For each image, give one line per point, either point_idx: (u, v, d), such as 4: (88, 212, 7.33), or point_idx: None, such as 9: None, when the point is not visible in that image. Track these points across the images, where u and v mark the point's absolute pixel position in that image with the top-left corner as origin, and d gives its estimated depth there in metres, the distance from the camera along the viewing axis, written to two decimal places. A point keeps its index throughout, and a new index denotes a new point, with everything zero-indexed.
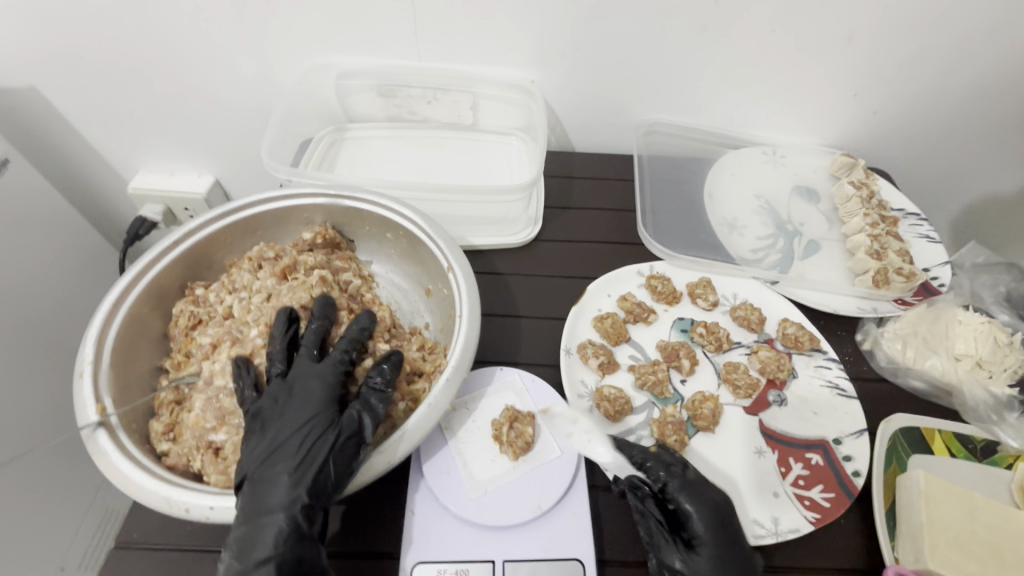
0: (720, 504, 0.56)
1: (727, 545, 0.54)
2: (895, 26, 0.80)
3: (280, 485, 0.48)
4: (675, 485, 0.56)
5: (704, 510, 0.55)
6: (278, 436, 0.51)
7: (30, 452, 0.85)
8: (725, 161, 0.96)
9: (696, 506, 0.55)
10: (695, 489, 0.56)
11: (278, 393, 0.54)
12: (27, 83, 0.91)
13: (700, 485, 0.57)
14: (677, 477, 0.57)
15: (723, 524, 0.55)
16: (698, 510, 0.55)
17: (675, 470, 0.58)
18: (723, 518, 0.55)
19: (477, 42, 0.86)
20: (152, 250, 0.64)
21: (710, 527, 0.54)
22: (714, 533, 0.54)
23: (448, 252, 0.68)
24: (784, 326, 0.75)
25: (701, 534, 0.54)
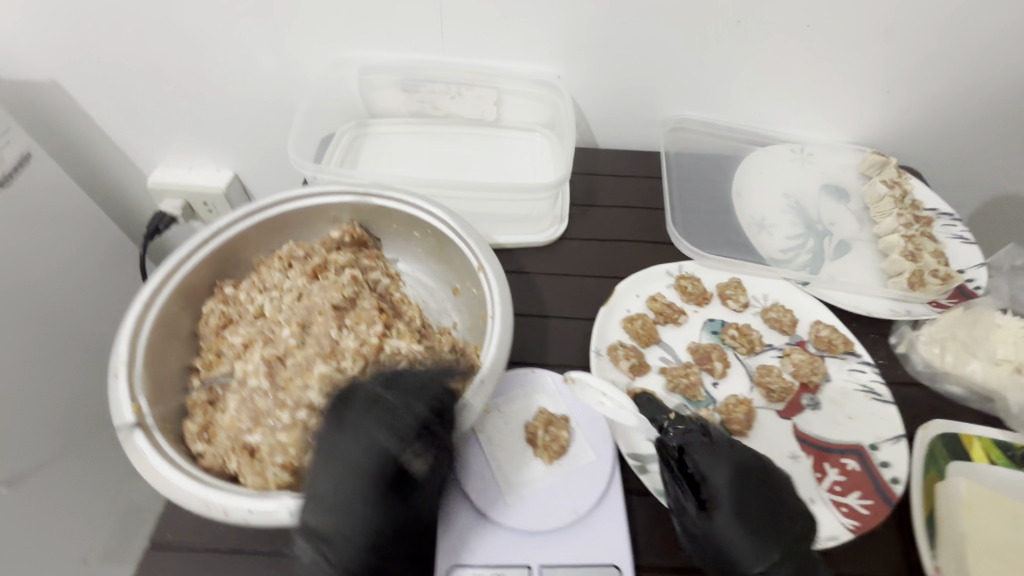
0: (738, 462, 0.53)
1: (747, 505, 0.50)
2: (934, 21, 0.78)
3: (353, 534, 0.46)
4: (691, 448, 0.54)
5: (720, 470, 0.52)
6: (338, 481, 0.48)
7: (54, 447, 0.86)
8: (753, 159, 0.95)
9: (711, 467, 0.53)
10: (711, 450, 0.54)
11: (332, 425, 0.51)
12: (49, 77, 0.90)
13: (718, 447, 0.54)
14: (694, 440, 0.55)
15: (741, 482, 0.51)
16: (714, 469, 0.52)
17: (690, 434, 0.55)
18: (743, 477, 0.52)
19: (503, 36, 0.84)
20: (183, 249, 0.64)
21: (725, 485, 0.51)
22: (730, 491, 0.51)
23: (478, 251, 0.67)
24: (817, 329, 0.74)
25: (719, 495, 0.51)
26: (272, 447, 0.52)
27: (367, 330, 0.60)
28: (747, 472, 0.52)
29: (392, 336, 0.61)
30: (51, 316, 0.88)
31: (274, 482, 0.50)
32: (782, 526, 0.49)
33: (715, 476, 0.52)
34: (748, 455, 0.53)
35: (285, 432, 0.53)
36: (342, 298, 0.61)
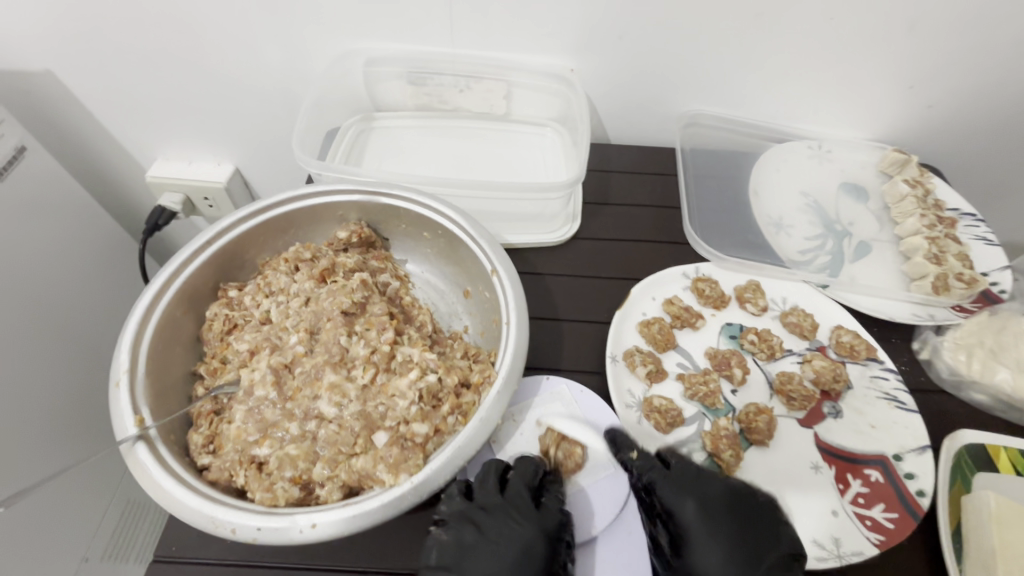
0: (702, 493, 0.56)
1: (715, 535, 0.53)
2: (965, 15, 0.75)
3: None
4: (656, 484, 0.57)
5: (686, 504, 0.55)
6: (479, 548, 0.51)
7: (52, 446, 0.84)
8: (770, 156, 0.92)
9: (676, 502, 0.55)
10: (674, 485, 0.56)
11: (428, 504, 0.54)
12: (43, 68, 0.87)
13: (680, 481, 0.57)
14: (658, 475, 0.57)
15: (707, 515, 0.54)
16: (680, 504, 0.55)
17: (653, 471, 0.57)
18: (707, 509, 0.55)
19: (514, 27, 0.81)
20: (184, 250, 0.62)
21: (693, 518, 0.54)
22: (698, 524, 0.54)
23: (491, 253, 0.65)
24: (838, 334, 0.72)
25: (688, 528, 0.54)
26: (281, 460, 0.50)
27: (377, 337, 0.57)
28: (713, 503, 0.55)
29: (403, 343, 0.59)
30: (43, 307, 0.85)
31: (283, 498, 0.49)
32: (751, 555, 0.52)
33: (681, 511, 0.55)
34: (710, 484, 0.56)
35: (293, 444, 0.52)
36: (351, 302, 0.58)
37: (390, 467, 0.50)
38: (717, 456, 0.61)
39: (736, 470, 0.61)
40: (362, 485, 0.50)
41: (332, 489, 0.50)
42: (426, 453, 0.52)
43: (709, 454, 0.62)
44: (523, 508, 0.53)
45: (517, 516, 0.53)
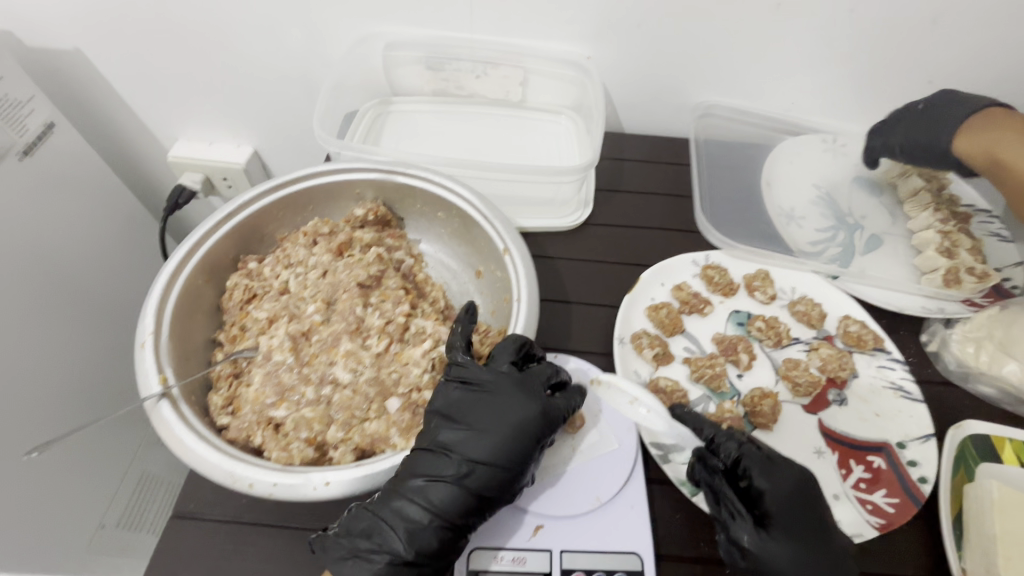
0: (803, 483, 0.53)
1: (805, 526, 0.52)
2: (986, 7, 0.74)
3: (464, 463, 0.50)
4: (749, 463, 0.54)
5: (780, 488, 0.53)
6: (457, 434, 0.51)
7: (74, 411, 0.86)
8: (784, 148, 0.92)
9: (771, 483, 0.53)
10: (770, 467, 0.54)
11: (471, 388, 0.54)
12: (72, 46, 0.90)
13: (775, 463, 0.54)
14: (751, 456, 0.55)
15: (801, 503, 0.52)
16: (774, 489, 0.53)
17: (747, 446, 0.55)
18: (799, 495, 0.53)
19: (531, 16, 0.83)
20: (207, 221, 0.64)
21: (785, 498, 0.52)
22: (791, 507, 0.52)
23: (504, 233, 0.66)
24: (846, 323, 0.72)
25: (775, 513, 0.52)
26: (297, 422, 0.53)
27: (392, 308, 0.60)
28: (803, 491, 0.53)
29: (418, 316, 0.61)
30: (63, 272, 0.86)
31: (299, 457, 0.51)
32: (825, 544, 0.51)
33: (774, 492, 0.53)
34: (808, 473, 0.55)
35: (309, 407, 0.54)
36: (366, 275, 0.61)
37: (403, 431, 0.54)
38: None
39: None
40: (374, 449, 0.53)
41: (345, 451, 0.52)
42: None
43: None
44: (531, 391, 0.53)
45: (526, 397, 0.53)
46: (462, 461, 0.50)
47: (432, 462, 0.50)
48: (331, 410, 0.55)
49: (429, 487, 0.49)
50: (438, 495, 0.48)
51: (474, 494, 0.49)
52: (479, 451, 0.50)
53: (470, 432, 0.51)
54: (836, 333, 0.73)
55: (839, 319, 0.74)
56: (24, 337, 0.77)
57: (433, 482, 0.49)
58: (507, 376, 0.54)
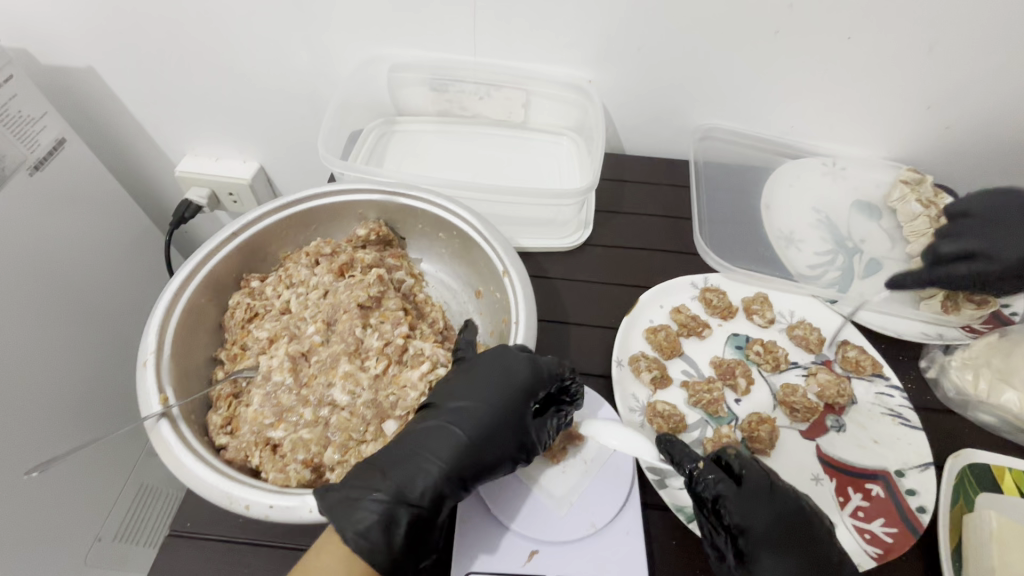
0: (784, 517, 0.52)
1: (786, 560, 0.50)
2: (982, 37, 0.75)
3: (464, 421, 0.53)
4: (726, 498, 0.53)
5: (758, 524, 0.52)
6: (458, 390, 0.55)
7: (74, 423, 0.86)
8: (783, 171, 0.93)
9: (749, 520, 0.52)
10: (743, 499, 0.53)
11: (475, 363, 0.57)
12: (86, 64, 0.91)
13: (755, 496, 0.53)
14: (727, 490, 0.53)
15: (782, 537, 0.51)
16: (753, 524, 0.52)
17: (724, 483, 0.53)
18: (779, 528, 0.52)
19: (534, 39, 0.84)
20: (211, 240, 0.65)
21: (763, 534, 0.52)
22: (770, 543, 0.51)
23: (503, 255, 0.67)
24: (844, 349, 0.72)
25: (755, 548, 0.51)
26: (294, 444, 0.53)
27: (392, 330, 0.61)
28: (786, 526, 0.52)
29: (416, 337, 0.62)
30: (64, 280, 0.86)
31: (295, 479, 0.52)
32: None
33: (752, 529, 0.52)
34: (793, 501, 0.53)
35: (306, 428, 0.55)
36: (366, 296, 0.62)
37: None
38: None
39: None
40: None
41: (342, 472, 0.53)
42: None
43: None
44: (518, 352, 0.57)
45: (513, 358, 0.56)
46: (462, 410, 0.53)
47: (434, 413, 0.54)
48: (327, 431, 0.55)
49: (430, 434, 0.52)
50: (437, 440, 0.52)
51: (470, 440, 0.52)
52: (476, 403, 0.54)
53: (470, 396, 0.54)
54: (834, 354, 0.73)
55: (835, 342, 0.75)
56: (11, 343, 0.76)
57: (434, 428, 0.52)
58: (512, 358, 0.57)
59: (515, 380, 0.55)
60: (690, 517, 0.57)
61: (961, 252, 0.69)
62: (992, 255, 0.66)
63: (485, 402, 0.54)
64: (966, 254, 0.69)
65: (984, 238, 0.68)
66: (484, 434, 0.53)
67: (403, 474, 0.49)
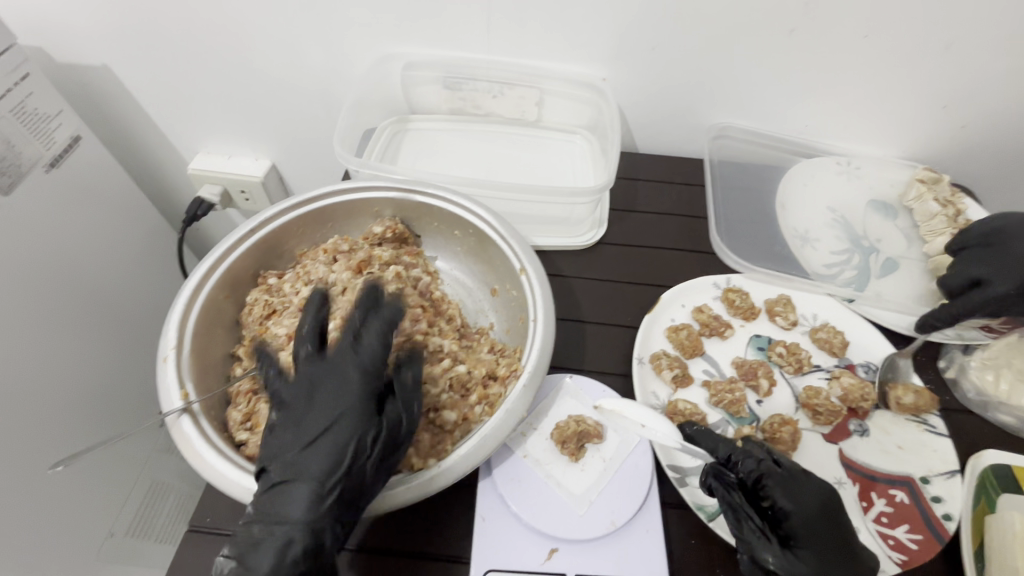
0: (827, 500, 0.53)
1: (830, 542, 0.50)
2: (1001, 35, 0.74)
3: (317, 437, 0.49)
4: (770, 480, 0.54)
5: (803, 506, 0.52)
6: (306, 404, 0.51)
7: (88, 419, 0.86)
8: (798, 170, 0.92)
9: (794, 502, 0.52)
10: (794, 485, 0.53)
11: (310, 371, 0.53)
12: (100, 62, 0.92)
13: (798, 481, 0.54)
14: (771, 473, 0.54)
15: (825, 520, 0.52)
16: (798, 506, 0.52)
17: (767, 464, 0.55)
18: (824, 512, 0.52)
19: (549, 35, 0.84)
20: (230, 237, 0.65)
21: (808, 516, 0.52)
22: (814, 525, 0.51)
23: (520, 253, 0.67)
24: (896, 394, 0.66)
25: (803, 534, 0.51)
26: None
27: (410, 327, 0.61)
28: (827, 509, 0.52)
29: (435, 334, 0.63)
30: (77, 276, 0.86)
31: None
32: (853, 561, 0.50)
33: (798, 512, 0.52)
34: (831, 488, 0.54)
35: None
36: (385, 293, 0.62)
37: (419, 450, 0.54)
38: None
39: None
40: None
41: None
42: (454, 440, 0.56)
43: None
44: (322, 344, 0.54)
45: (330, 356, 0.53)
46: (315, 417, 0.50)
47: (292, 421, 0.50)
48: None
49: (298, 444, 0.48)
50: (307, 450, 0.48)
51: (332, 450, 0.48)
52: (317, 408, 0.50)
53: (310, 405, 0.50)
54: (885, 399, 0.67)
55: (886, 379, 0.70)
56: (25, 338, 0.76)
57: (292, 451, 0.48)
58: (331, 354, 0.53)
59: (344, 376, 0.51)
60: (708, 516, 0.56)
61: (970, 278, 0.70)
62: (996, 279, 0.67)
63: (332, 404, 0.50)
64: (975, 280, 0.69)
65: (993, 263, 0.69)
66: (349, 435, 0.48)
67: (282, 497, 0.46)
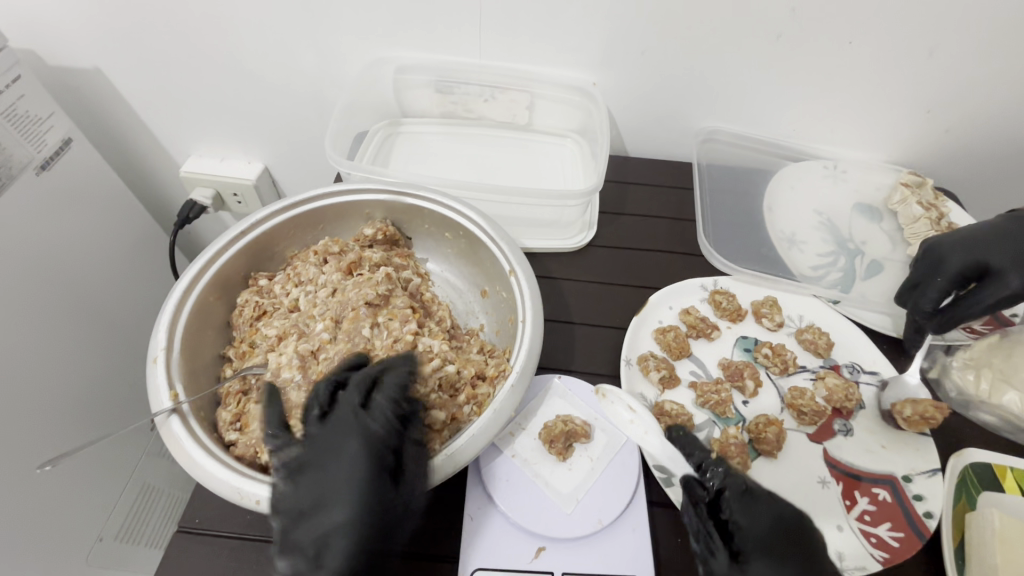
0: (783, 518, 0.52)
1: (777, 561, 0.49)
2: (983, 41, 0.76)
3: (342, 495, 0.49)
4: (728, 494, 0.54)
5: (755, 523, 0.52)
6: (330, 463, 0.51)
7: (75, 422, 0.86)
8: (785, 174, 0.94)
9: (747, 518, 0.52)
10: (751, 501, 0.53)
11: (323, 434, 0.52)
12: (93, 65, 0.92)
13: (757, 498, 0.53)
14: (733, 487, 0.55)
15: (776, 538, 0.50)
16: (749, 521, 0.52)
17: (732, 477, 0.55)
18: (777, 530, 0.51)
19: (540, 40, 0.85)
20: (220, 239, 0.65)
21: (757, 533, 0.51)
22: (762, 542, 0.50)
23: (510, 254, 0.67)
24: (899, 411, 0.64)
25: (748, 548, 0.50)
26: None
27: (399, 328, 0.62)
28: (781, 528, 0.51)
29: (425, 334, 0.63)
30: (66, 275, 0.86)
31: None
32: None
33: (749, 528, 0.52)
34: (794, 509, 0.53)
35: None
36: (375, 295, 0.63)
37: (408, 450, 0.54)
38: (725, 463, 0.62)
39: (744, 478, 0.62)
40: None
41: None
42: (442, 439, 0.56)
43: None
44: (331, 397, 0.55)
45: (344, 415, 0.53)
46: (343, 482, 0.49)
47: (309, 486, 0.49)
48: None
49: (325, 512, 0.48)
50: (334, 518, 0.48)
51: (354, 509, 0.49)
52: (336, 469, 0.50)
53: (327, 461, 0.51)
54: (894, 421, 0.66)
55: (882, 408, 0.68)
56: (10, 338, 0.75)
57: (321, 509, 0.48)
58: (348, 414, 0.53)
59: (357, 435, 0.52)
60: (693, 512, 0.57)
61: (904, 284, 0.75)
62: (927, 282, 0.72)
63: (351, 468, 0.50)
64: (910, 284, 0.74)
65: (922, 267, 0.74)
66: (372, 496, 0.49)
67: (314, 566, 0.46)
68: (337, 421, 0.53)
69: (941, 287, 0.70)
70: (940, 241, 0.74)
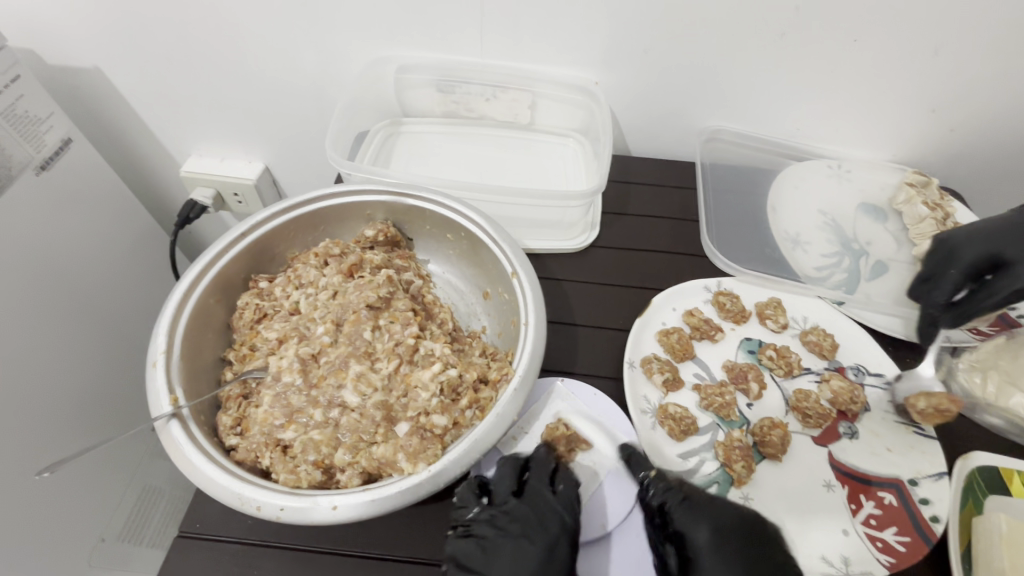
0: (724, 521, 0.55)
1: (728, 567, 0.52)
2: (990, 39, 0.75)
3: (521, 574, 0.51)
4: (671, 507, 0.56)
5: (701, 531, 0.54)
6: (506, 545, 0.53)
7: (76, 424, 0.86)
8: (789, 173, 0.93)
9: (692, 527, 0.55)
10: (693, 510, 0.55)
11: (493, 516, 0.55)
12: (92, 64, 0.91)
13: (699, 505, 0.56)
14: (672, 499, 0.56)
15: (722, 544, 0.53)
16: (697, 530, 0.54)
17: (671, 489, 0.57)
18: (722, 536, 0.54)
19: (543, 39, 0.84)
20: (221, 241, 0.65)
21: (706, 541, 0.54)
22: (712, 550, 0.53)
23: (512, 257, 0.66)
24: (915, 404, 0.65)
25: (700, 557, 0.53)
26: (305, 445, 0.54)
27: (401, 330, 0.61)
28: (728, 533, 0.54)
29: (426, 337, 0.63)
30: (65, 276, 0.85)
31: (306, 480, 0.52)
32: None
33: (697, 538, 0.54)
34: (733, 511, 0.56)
35: (316, 429, 0.55)
36: (376, 297, 0.62)
37: (409, 455, 0.52)
38: (729, 467, 0.62)
39: (748, 482, 0.62)
40: (380, 473, 0.53)
41: (353, 474, 0.53)
42: (444, 444, 0.55)
43: (722, 465, 0.63)
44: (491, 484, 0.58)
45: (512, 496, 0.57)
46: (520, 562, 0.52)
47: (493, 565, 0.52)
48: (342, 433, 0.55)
49: None
50: None
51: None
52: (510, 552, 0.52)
53: (501, 540, 0.53)
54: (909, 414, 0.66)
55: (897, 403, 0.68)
56: (10, 340, 0.74)
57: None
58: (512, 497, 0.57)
59: (541, 511, 0.55)
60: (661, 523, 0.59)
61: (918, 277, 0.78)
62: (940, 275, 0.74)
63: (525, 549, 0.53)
64: (924, 278, 0.77)
65: (936, 261, 0.76)
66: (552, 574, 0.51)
67: None
68: (508, 506, 0.56)
69: (954, 280, 0.72)
70: (952, 235, 0.75)
